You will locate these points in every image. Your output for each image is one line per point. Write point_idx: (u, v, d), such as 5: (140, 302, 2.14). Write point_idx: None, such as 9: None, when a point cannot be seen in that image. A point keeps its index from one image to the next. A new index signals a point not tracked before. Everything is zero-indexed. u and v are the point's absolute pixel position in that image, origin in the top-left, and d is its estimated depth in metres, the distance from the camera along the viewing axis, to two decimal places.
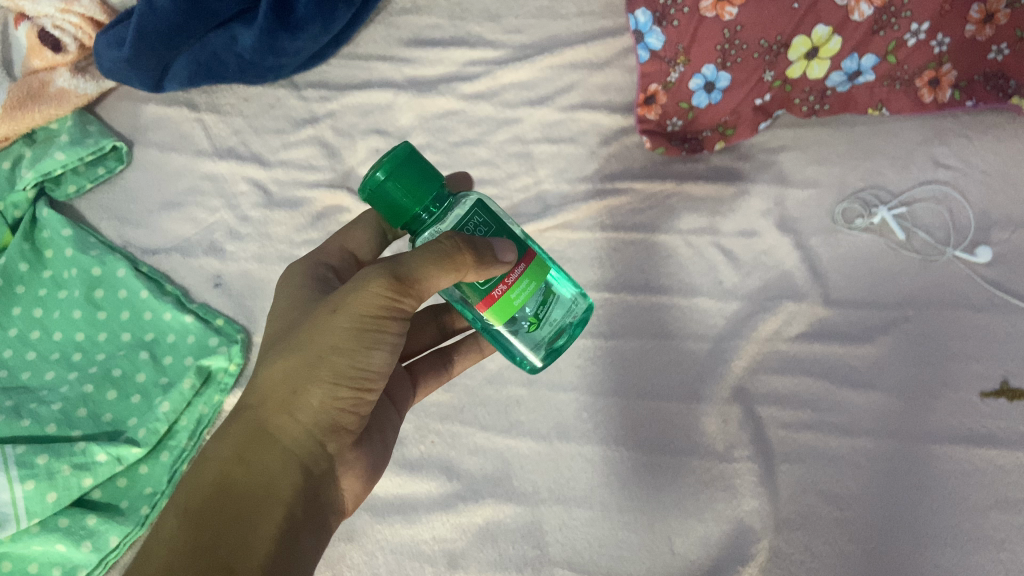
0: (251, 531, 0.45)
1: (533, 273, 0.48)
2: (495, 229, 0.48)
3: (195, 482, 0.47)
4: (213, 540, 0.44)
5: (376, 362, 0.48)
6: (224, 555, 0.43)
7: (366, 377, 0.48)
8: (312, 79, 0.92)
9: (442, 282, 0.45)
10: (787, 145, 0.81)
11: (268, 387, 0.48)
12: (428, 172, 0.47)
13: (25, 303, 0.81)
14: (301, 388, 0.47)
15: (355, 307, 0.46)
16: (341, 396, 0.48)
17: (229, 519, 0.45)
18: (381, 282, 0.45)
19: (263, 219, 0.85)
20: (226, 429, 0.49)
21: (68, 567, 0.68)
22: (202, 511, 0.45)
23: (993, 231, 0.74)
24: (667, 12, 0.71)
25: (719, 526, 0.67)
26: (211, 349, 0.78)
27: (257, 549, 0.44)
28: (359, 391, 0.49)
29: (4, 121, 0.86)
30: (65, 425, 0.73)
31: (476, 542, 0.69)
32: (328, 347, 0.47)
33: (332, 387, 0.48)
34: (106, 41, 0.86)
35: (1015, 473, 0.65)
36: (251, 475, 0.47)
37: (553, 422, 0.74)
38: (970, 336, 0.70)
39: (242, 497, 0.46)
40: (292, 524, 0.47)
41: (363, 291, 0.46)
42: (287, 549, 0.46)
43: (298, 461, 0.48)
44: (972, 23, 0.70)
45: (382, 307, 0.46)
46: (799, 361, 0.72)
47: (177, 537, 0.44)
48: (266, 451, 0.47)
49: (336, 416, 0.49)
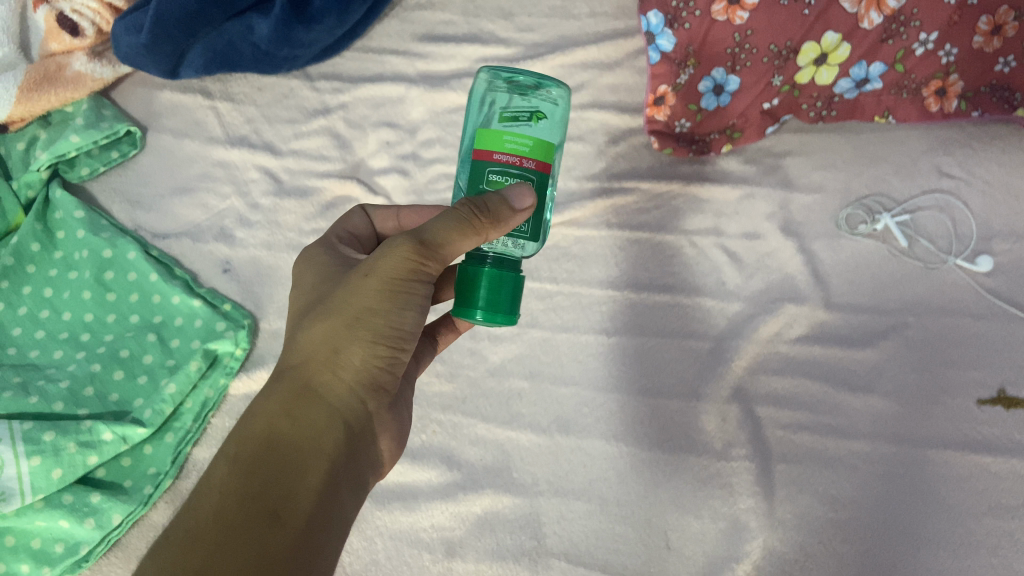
0: (297, 482, 0.45)
1: (499, 141, 0.48)
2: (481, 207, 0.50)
3: (240, 437, 0.47)
4: (260, 491, 0.44)
5: (410, 322, 0.49)
6: (272, 505, 0.44)
7: (401, 337, 0.49)
8: (325, 70, 0.93)
9: (466, 244, 0.47)
10: (793, 150, 0.82)
11: (307, 350, 0.49)
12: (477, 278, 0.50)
13: (35, 282, 0.82)
14: (340, 348, 0.48)
15: (386, 272, 0.47)
16: (379, 355, 0.49)
17: (276, 471, 0.45)
18: (408, 248, 0.47)
19: (273, 207, 0.86)
20: (270, 387, 0.49)
21: (71, 544, 0.69)
22: (250, 463, 0.45)
23: (994, 241, 0.75)
24: (679, 14, 0.72)
25: (715, 523, 0.68)
26: (218, 333, 0.79)
27: (302, 501, 0.45)
28: (395, 351, 0.50)
29: (21, 101, 0.87)
30: (72, 404, 0.74)
31: (475, 532, 0.71)
32: (362, 310, 0.48)
33: (371, 347, 0.49)
34: (123, 26, 0.87)
35: (1009, 480, 0.66)
36: (296, 428, 0.47)
37: (554, 415, 0.74)
38: (969, 343, 0.71)
39: (287, 451, 0.46)
40: (336, 478, 0.47)
41: (391, 255, 0.47)
42: (331, 502, 0.46)
43: (342, 417, 0.48)
44: (980, 34, 0.71)
45: (413, 270, 0.47)
46: (799, 363, 0.73)
47: (227, 487, 0.44)
48: (310, 407, 0.47)
49: (374, 374, 0.50)
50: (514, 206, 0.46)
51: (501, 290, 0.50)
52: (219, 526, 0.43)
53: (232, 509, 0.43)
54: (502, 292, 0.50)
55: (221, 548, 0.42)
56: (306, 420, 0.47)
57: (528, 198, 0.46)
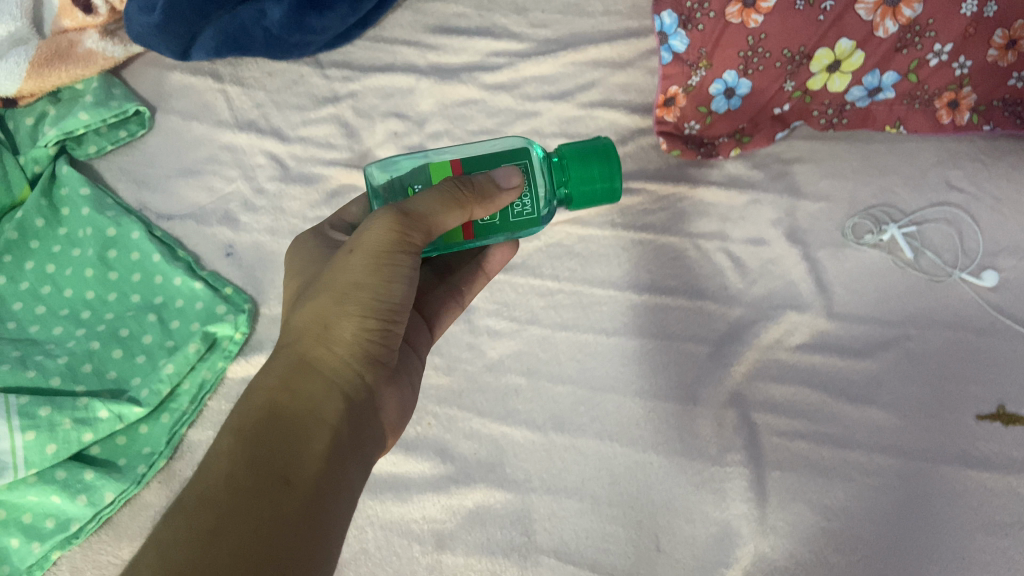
0: (302, 449, 0.44)
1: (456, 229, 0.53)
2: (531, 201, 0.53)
3: (241, 411, 0.46)
4: (267, 457, 0.43)
5: (400, 293, 0.50)
6: (281, 469, 0.43)
7: (392, 309, 0.50)
8: (336, 58, 0.93)
9: (449, 220, 0.49)
10: (802, 157, 0.81)
11: (301, 326, 0.49)
12: (583, 195, 0.54)
13: (38, 258, 0.82)
14: (332, 322, 0.48)
15: (369, 246, 0.48)
16: (371, 328, 0.49)
17: (281, 438, 0.44)
18: (391, 219, 0.47)
19: (278, 192, 0.86)
20: (267, 367, 0.49)
21: (61, 520, 0.69)
22: (253, 434, 0.45)
23: (1000, 257, 0.74)
24: (692, 15, 0.71)
25: (706, 528, 0.68)
26: (218, 316, 0.79)
27: (309, 466, 0.44)
28: (387, 323, 0.50)
29: (31, 77, 0.87)
30: (70, 379, 0.74)
31: (465, 525, 0.70)
32: (352, 284, 0.48)
33: (360, 320, 0.49)
34: (137, 6, 0.87)
35: (1004, 497, 0.65)
36: (296, 400, 0.47)
37: (549, 412, 0.74)
38: (971, 359, 0.71)
39: (288, 421, 0.45)
40: (341, 448, 0.46)
41: (376, 227, 0.48)
42: (338, 471, 0.45)
43: (341, 388, 0.48)
44: (995, 48, 0.69)
45: (398, 243, 0.48)
46: (798, 370, 0.72)
47: (233, 455, 0.43)
48: (308, 379, 0.47)
49: (368, 347, 0.49)
50: (501, 185, 0.50)
51: (587, 171, 0.53)
52: (229, 490, 0.42)
53: (241, 475, 0.42)
54: (586, 172, 0.53)
55: (233, 510, 0.41)
56: (305, 391, 0.47)
57: (515, 176, 0.51)
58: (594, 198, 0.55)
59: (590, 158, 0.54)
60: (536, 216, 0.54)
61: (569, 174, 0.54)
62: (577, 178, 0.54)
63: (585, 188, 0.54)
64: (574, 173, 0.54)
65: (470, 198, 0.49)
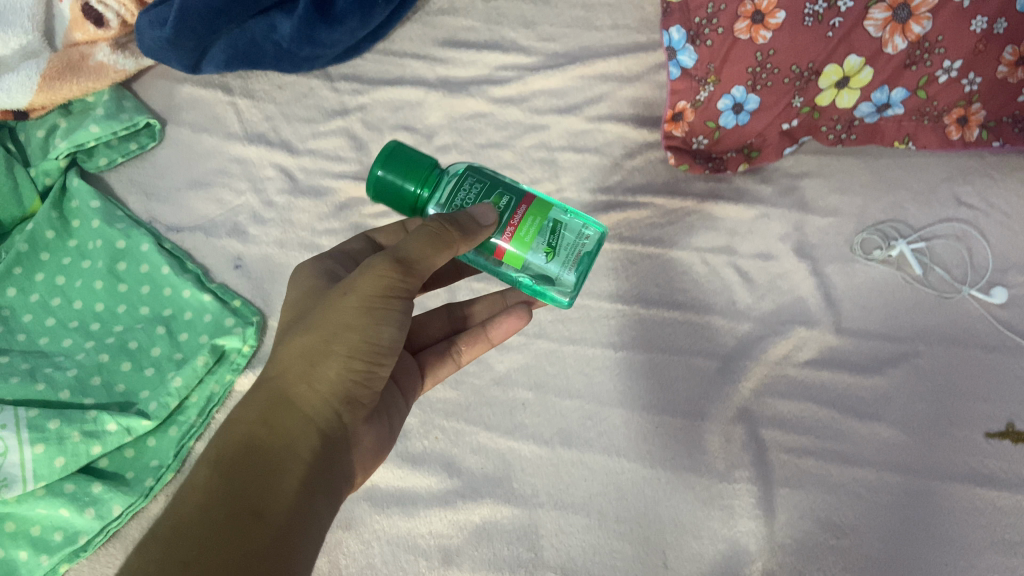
0: (276, 484, 0.45)
1: (536, 212, 0.51)
2: (488, 184, 0.52)
3: (220, 442, 0.46)
4: (243, 490, 0.44)
5: (387, 335, 0.50)
6: (254, 502, 0.43)
7: (378, 352, 0.50)
8: (346, 71, 0.93)
9: (437, 258, 0.49)
10: (810, 172, 0.81)
11: (285, 361, 0.49)
12: (410, 162, 0.52)
13: (48, 270, 0.83)
14: (318, 361, 0.49)
15: (363, 289, 0.49)
16: (355, 369, 0.50)
17: (256, 472, 0.45)
18: (384, 266, 0.49)
19: (287, 205, 0.86)
20: (249, 398, 0.49)
21: (69, 532, 0.69)
22: (232, 465, 0.45)
23: (1010, 273, 0.74)
24: (701, 31, 0.72)
25: (714, 545, 0.68)
26: (227, 329, 0.79)
27: (282, 501, 0.44)
28: (372, 365, 0.50)
29: (42, 89, 0.88)
30: (79, 392, 0.75)
31: (472, 540, 0.70)
32: (340, 324, 0.49)
33: (346, 360, 0.49)
34: (148, 20, 0.87)
35: (1014, 515, 0.65)
36: (275, 435, 0.47)
37: (557, 427, 0.74)
38: (981, 375, 0.70)
39: (267, 455, 0.46)
40: (313, 484, 0.47)
41: (370, 272, 0.49)
42: (308, 507, 0.46)
43: (318, 426, 0.49)
44: (1005, 65, 0.69)
45: (389, 287, 0.49)
46: (806, 387, 0.72)
47: (210, 487, 0.44)
48: (287, 416, 0.48)
49: (349, 387, 0.50)
50: (482, 224, 0.49)
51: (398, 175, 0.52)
52: (204, 522, 0.42)
53: (215, 507, 0.43)
54: (399, 175, 0.52)
55: (205, 541, 0.41)
56: (283, 426, 0.47)
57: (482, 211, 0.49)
58: (413, 151, 0.53)
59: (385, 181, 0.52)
60: (468, 172, 0.53)
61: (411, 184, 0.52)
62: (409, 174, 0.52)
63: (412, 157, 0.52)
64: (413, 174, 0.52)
65: (452, 236, 0.48)
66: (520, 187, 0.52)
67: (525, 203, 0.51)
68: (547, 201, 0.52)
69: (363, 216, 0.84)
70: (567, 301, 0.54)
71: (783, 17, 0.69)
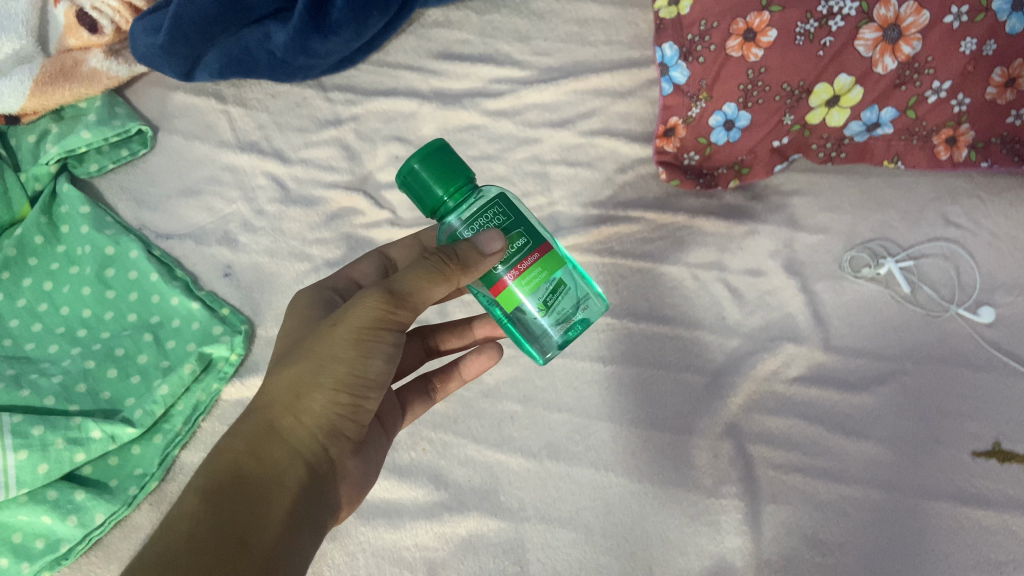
0: (263, 514, 0.46)
1: (535, 284, 0.50)
2: (513, 218, 0.50)
3: (208, 469, 0.47)
4: (229, 521, 0.44)
5: (374, 367, 0.50)
6: (241, 532, 0.44)
7: (364, 385, 0.50)
8: (340, 81, 0.93)
9: (436, 289, 0.49)
10: (800, 190, 0.82)
11: (274, 390, 0.49)
12: (456, 163, 0.51)
13: (36, 275, 0.82)
14: (304, 393, 0.49)
15: (353, 320, 0.49)
16: (341, 402, 0.49)
17: (242, 502, 0.45)
18: (375, 298, 0.48)
19: (278, 214, 0.86)
20: (238, 426, 0.50)
21: (51, 540, 0.69)
22: (219, 494, 0.45)
23: (997, 292, 0.74)
24: (694, 48, 0.72)
25: (701, 561, 0.67)
26: (215, 337, 0.79)
27: (267, 532, 0.45)
28: (358, 399, 0.50)
29: (33, 94, 0.87)
30: (63, 399, 0.74)
31: (458, 554, 0.70)
32: (329, 357, 0.49)
33: (331, 394, 0.49)
34: (142, 27, 0.87)
35: (1000, 535, 0.65)
36: (261, 465, 0.47)
37: (545, 440, 0.74)
38: (968, 394, 0.71)
39: (253, 484, 0.46)
40: (298, 514, 0.48)
41: (360, 305, 0.48)
42: (293, 536, 0.46)
43: (304, 458, 0.49)
44: (994, 86, 0.70)
45: (378, 320, 0.49)
46: (794, 403, 0.72)
47: (197, 514, 0.44)
48: (274, 446, 0.48)
49: (335, 421, 0.50)
50: (486, 251, 0.47)
51: (440, 172, 0.50)
52: (191, 551, 0.42)
53: (202, 536, 0.43)
54: (434, 171, 0.50)
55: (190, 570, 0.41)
56: (269, 457, 0.48)
57: (497, 242, 0.48)
58: (456, 158, 0.51)
59: (428, 178, 0.50)
60: (500, 201, 0.50)
61: (445, 193, 0.50)
62: (443, 178, 0.50)
63: (451, 157, 0.50)
64: (449, 177, 0.50)
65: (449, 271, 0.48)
66: (540, 232, 0.50)
67: (535, 260, 0.49)
68: (556, 263, 0.50)
69: (354, 227, 0.85)
70: (549, 356, 0.55)
71: (774, 36, 0.69)
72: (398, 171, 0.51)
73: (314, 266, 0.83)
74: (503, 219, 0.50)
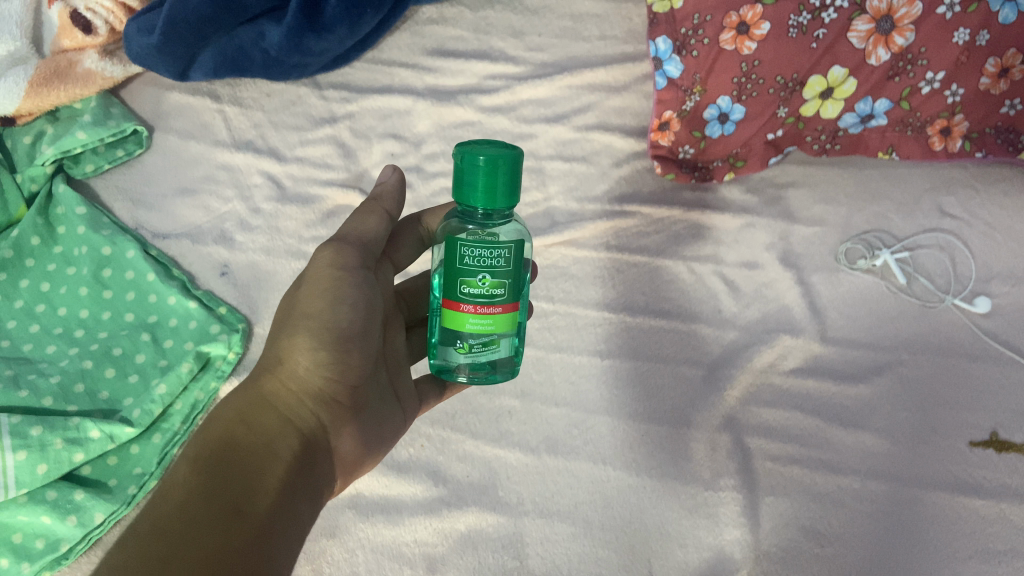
0: (256, 483, 0.44)
1: (474, 323, 0.50)
2: (510, 266, 0.49)
3: (198, 442, 0.46)
4: (221, 488, 0.43)
5: (347, 317, 0.52)
6: (235, 499, 0.43)
7: (342, 338, 0.52)
8: (335, 79, 0.93)
9: (371, 222, 0.58)
10: (796, 181, 0.82)
11: (261, 364, 0.52)
12: (511, 187, 0.50)
13: (33, 276, 0.82)
14: (286, 356, 0.51)
15: (314, 278, 0.53)
16: (324, 359, 0.51)
17: (234, 469, 0.44)
18: (327, 253, 0.55)
19: (274, 212, 0.87)
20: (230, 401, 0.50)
21: (51, 540, 0.69)
22: (212, 462, 0.44)
23: (992, 283, 0.75)
24: (687, 42, 0.72)
25: (700, 554, 0.68)
26: (212, 336, 0.79)
27: (261, 501, 0.44)
28: (340, 356, 0.52)
29: (29, 96, 0.88)
30: (62, 400, 0.74)
31: (457, 549, 0.70)
32: (302, 315, 0.52)
33: (311, 350, 0.51)
34: (136, 27, 0.87)
35: (997, 524, 0.65)
36: (253, 433, 0.48)
37: (543, 435, 0.74)
38: (964, 385, 0.71)
39: (245, 451, 0.46)
40: (293, 484, 0.47)
41: (315, 262, 0.54)
42: (288, 504, 0.45)
43: (295, 424, 0.49)
44: (987, 76, 0.70)
45: (334, 268, 0.54)
46: (791, 395, 0.73)
47: (189, 481, 0.42)
48: (263, 414, 0.49)
49: (322, 382, 0.51)
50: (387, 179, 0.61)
51: (492, 179, 0.49)
52: (186, 518, 0.40)
53: (194, 503, 0.41)
54: (490, 182, 0.49)
55: (184, 536, 0.39)
56: (260, 425, 0.48)
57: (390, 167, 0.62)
58: (514, 174, 0.50)
59: (479, 176, 0.49)
60: (512, 246, 0.49)
61: (477, 196, 0.49)
62: (492, 190, 0.49)
63: (513, 173, 0.50)
64: (497, 193, 0.49)
65: (371, 200, 0.60)
66: (517, 291, 0.50)
67: (496, 310, 0.50)
68: (513, 321, 0.51)
69: None
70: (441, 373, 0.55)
71: (767, 28, 0.69)
72: (464, 149, 0.49)
73: None
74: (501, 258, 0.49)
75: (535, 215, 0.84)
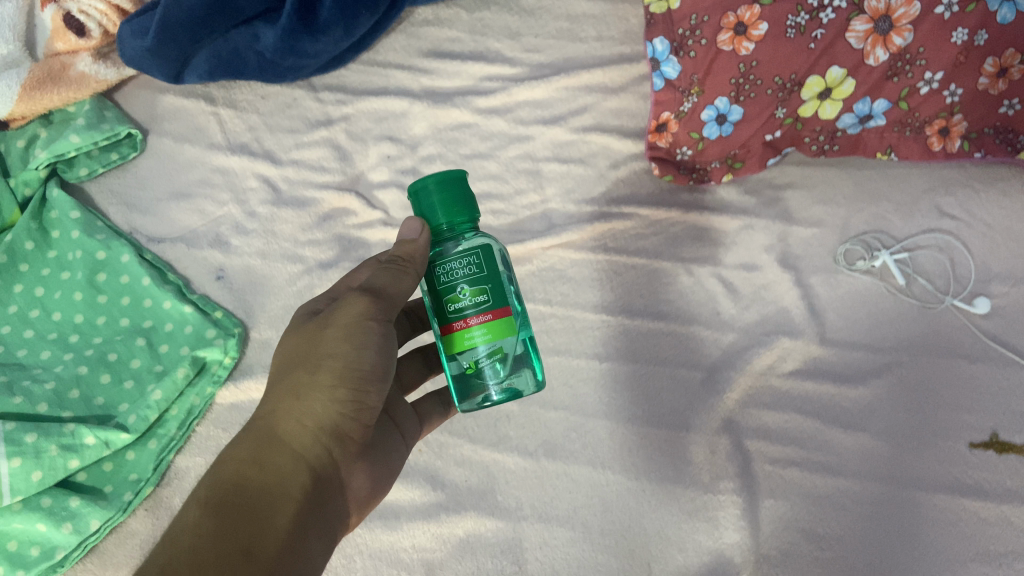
0: (267, 524, 0.44)
1: (470, 337, 0.49)
2: (487, 272, 0.50)
3: (209, 484, 0.45)
4: (231, 531, 0.42)
5: (370, 360, 0.51)
6: (244, 541, 0.42)
7: (363, 379, 0.50)
8: (330, 82, 0.92)
9: (404, 283, 0.53)
10: (794, 183, 0.81)
11: (274, 399, 0.49)
12: (469, 200, 0.52)
13: (27, 282, 0.82)
14: (303, 394, 0.49)
15: (342, 319, 0.51)
16: (343, 399, 0.49)
17: (245, 511, 0.44)
18: (355, 297, 0.52)
19: (270, 216, 0.86)
20: (241, 437, 0.49)
21: (46, 548, 0.69)
22: (223, 505, 0.44)
23: (992, 283, 0.74)
24: (684, 42, 0.72)
25: (699, 557, 0.68)
26: (208, 341, 0.79)
27: (271, 543, 0.43)
28: (359, 396, 0.50)
29: (22, 100, 0.87)
30: (56, 406, 0.74)
31: (456, 554, 0.70)
32: (324, 354, 0.50)
33: (330, 391, 0.49)
34: (129, 30, 0.87)
35: (998, 526, 0.65)
36: (264, 472, 0.46)
37: (542, 439, 0.74)
38: (964, 386, 0.71)
39: (257, 492, 0.45)
40: (303, 522, 0.46)
41: (346, 304, 0.52)
42: (298, 545, 0.45)
43: (307, 463, 0.48)
44: (985, 76, 0.70)
45: (361, 314, 0.51)
46: (791, 398, 0.72)
47: (199, 525, 0.42)
48: (275, 454, 0.47)
49: (339, 420, 0.49)
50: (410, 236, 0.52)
51: (445, 199, 0.51)
52: (192, 564, 0.40)
53: (204, 546, 0.41)
54: (446, 199, 0.51)
55: None
56: (271, 464, 0.47)
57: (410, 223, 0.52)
58: (466, 188, 0.52)
59: (435, 201, 0.51)
60: (481, 251, 0.50)
61: (440, 221, 0.51)
62: (450, 207, 0.51)
63: (465, 189, 0.52)
64: (456, 209, 0.51)
65: (401, 261, 0.52)
66: (505, 296, 0.50)
67: (488, 318, 0.49)
68: (511, 325, 0.50)
69: (347, 227, 0.84)
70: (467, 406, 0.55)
71: (765, 28, 0.69)
72: (412, 183, 0.52)
73: (307, 267, 0.83)
74: (477, 267, 0.49)
75: (532, 218, 0.83)
